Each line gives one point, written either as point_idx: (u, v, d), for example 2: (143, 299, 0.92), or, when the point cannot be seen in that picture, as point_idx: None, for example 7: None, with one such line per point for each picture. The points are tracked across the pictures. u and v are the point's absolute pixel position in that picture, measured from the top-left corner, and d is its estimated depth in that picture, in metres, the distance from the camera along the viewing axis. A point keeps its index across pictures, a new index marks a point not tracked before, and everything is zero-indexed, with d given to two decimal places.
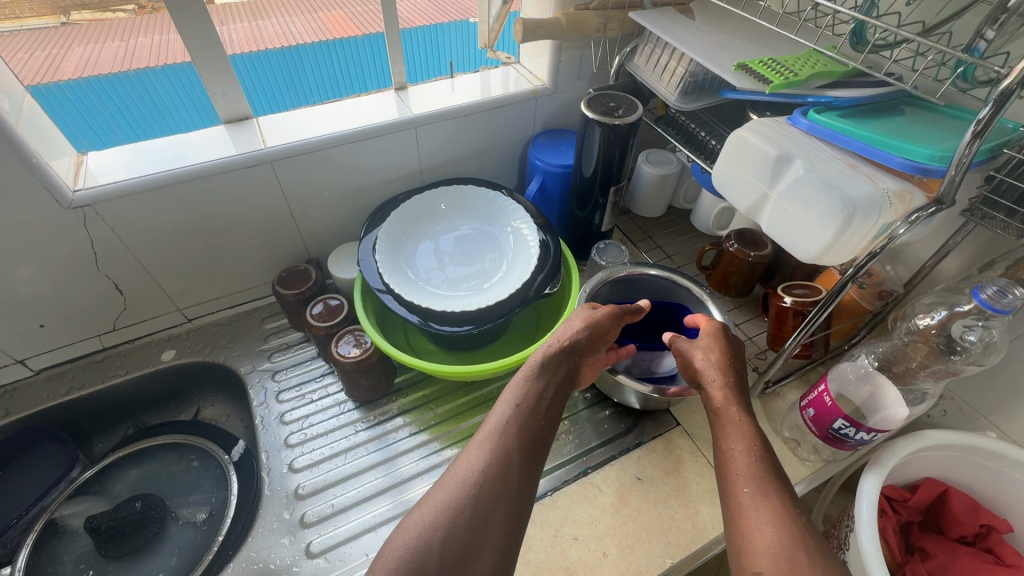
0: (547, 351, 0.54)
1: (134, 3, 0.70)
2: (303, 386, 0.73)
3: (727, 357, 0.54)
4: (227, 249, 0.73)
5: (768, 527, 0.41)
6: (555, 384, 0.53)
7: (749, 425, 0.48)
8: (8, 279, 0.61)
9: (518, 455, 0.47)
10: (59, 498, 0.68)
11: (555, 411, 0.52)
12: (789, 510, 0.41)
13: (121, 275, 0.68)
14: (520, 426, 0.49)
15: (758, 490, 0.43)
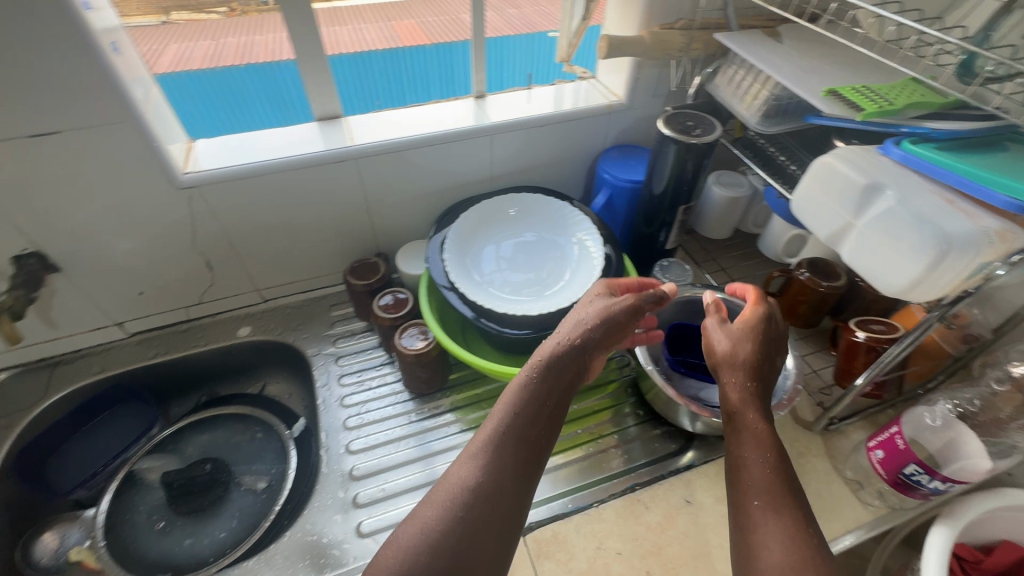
0: (553, 353, 0.53)
1: (226, 6, 0.74)
2: (364, 373, 0.77)
3: (753, 355, 0.51)
4: (307, 238, 0.78)
5: (776, 545, 0.41)
6: (561, 390, 0.52)
7: (769, 436, 0.46)
8: (120, 248, 0.68)
9: (512, 468, 0.47)
10: (139, 452, 0.75)
11: (558, 417, 0.52)
12: (804, 532, 0.41)
13: (212, 253, 0.74)
14: (518, 437, 0.49)
15: (768, 504, 0.43)
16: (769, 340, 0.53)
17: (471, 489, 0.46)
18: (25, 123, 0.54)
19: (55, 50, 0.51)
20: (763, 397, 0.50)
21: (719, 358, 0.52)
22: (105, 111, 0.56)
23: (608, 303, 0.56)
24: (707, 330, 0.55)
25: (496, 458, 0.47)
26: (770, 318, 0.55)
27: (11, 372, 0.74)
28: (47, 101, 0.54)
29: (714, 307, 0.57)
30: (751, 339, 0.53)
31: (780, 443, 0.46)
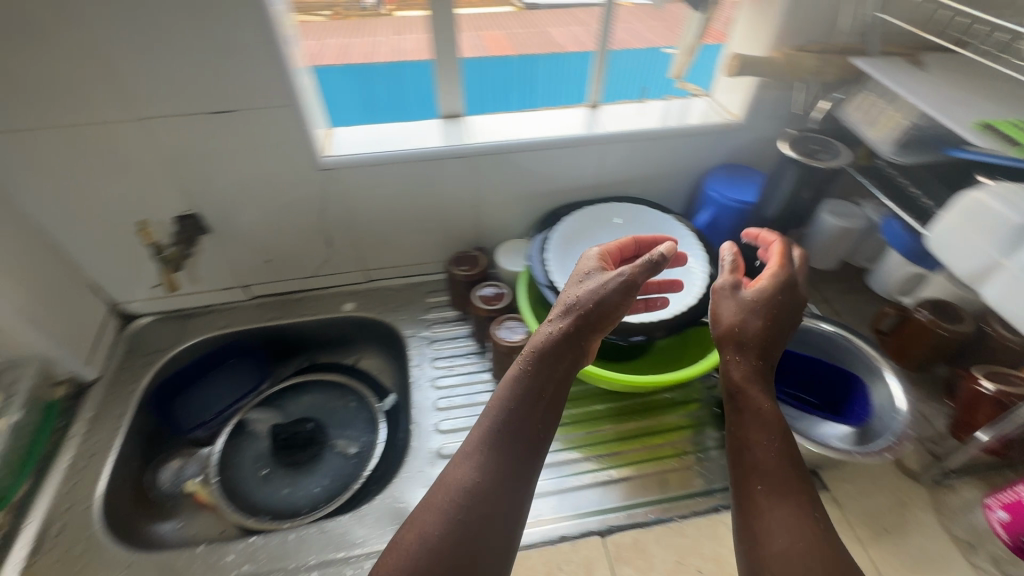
0: (544, 344, 0.54)
1: (330, 9, 0.71)
2: (455, 358, 0.80)
3: (755, 331, 0.55)
4: (417, 225, 0.83)
5: (781, 525, 0.46)
6: (558, 380, 0.53)
7: (774, 420, 0.51)
8: (260, 218, 0.76)
9: (510, 463, 0.49)
10: (250, 403, 0.82)
11: (557, 402, 0.53)
12: (807, 514, 0.47)
13: (334, 232, 0.80)
14: (515, 429, 0.51)
15: (771, 487, 0.48)
16: (774, 313, 0.56)
17: (474, 488, 0.48)
18: (208, 102, 0.62)
19: (247, 39, 0.58)
20: (761, 373, 0.54)
21: (722, 331, 0.56)
22: (274, 95, 0.62)
23: (601, 284, 0.56)
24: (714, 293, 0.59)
25: (493, 455, 0.50)
26: (776, 283, 0.57)
27: (154, 318, 0.85)
28: (230, 83, 0.61)
29: (730, 260, 0.60)
30: (755, 311, 0.56)
31: (782, 425, 0.51)
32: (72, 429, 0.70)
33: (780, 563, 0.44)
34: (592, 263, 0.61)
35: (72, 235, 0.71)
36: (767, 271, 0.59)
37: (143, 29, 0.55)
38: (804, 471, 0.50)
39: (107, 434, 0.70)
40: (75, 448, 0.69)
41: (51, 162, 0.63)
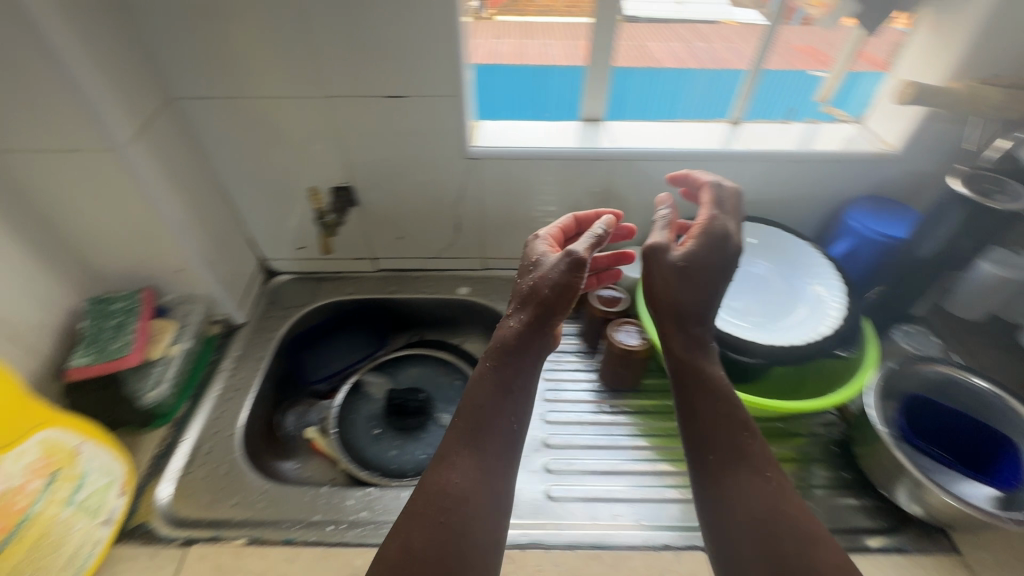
0: (506, 338, 0.57)
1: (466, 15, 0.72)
2: (564, 354, 0.82)
3: (692, 300, 0.57)
4: (540, 221, 0.86)
5: (734, 490, 0.48)
6: (524, 367, 0.56)
7: (714, 385, 0.54)
8: (404, 198, 0.81)
9: (479, 450, 0.50)
10: (364, 367, 0.88)
11: (526, 386, 0.56)
12: (762, 479, 0.48)
13: (465, 219, 0.85)
14: (479, 418, 0.52)
15: (721, 454, 0.50)
16: (704, 276, 0.58)
17: (450, 480, 0.48)
18: (388, 86, 0.67)
19: (437, 32, 0.62)
20: (694, 337, 0.57)
21: (660, 302, 0.58)
22: (446, 85, 0.67)
23: (550, 271, 0.59)
24: (650, 257, 0.59)
25: (462, 447, 0.51)
26: (705, 238, 0.59)
27: (291, 277, 0.93)
28: (410, 71, 0.66)
29: (662, 219, 0.63)
30: (691, 279, 0.58)
31: (722, 390, 0.54)
32: (222, 364, 0.79)
33: (747, 521, 0.46)
34: (541, 248, 0.65)
35: (244, 193, 0.80)
36: (699, 225, 0.61)
37: (348, 19, 0.61)
38: (753, 435, 0.51)
39: (249, 373, 0.78)
40: (224, 382, 0.77)
41: (245, 127, 0.71)
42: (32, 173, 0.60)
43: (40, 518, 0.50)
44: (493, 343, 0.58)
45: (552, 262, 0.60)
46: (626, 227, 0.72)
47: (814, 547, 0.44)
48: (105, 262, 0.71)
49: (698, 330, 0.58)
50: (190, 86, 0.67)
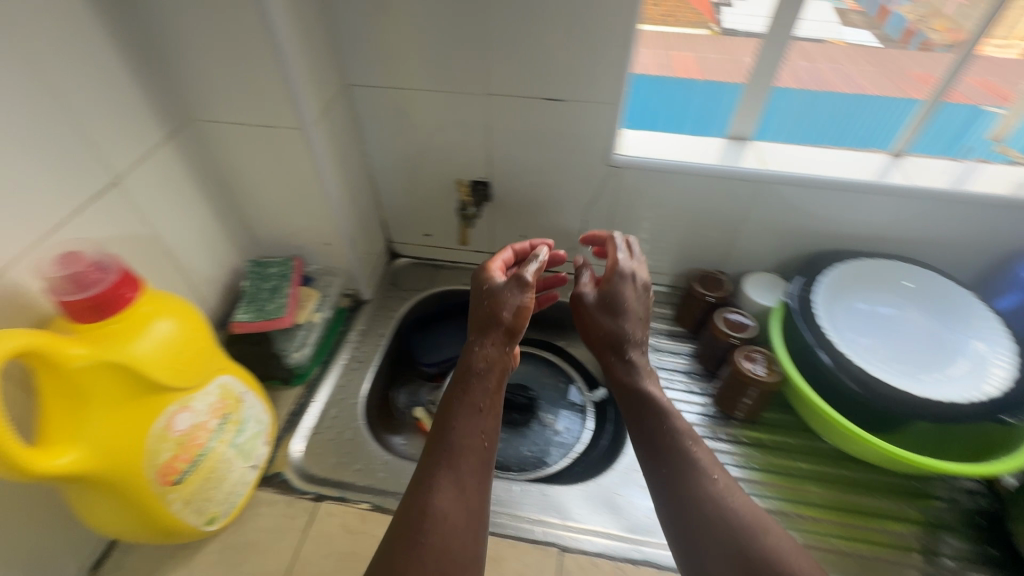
0: (463, 363, 0.57)
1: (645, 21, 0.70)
2: (678, 374, 0.81)
3: (625, 326, 0.60)
4: (666, 234, 0.85)
5: (688, 495, 0.50)
6: (487, 390, 0.56)
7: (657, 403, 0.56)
8: (537, 198, 0.83)
9: (453, 469, 0.50)
10: None
11: (488, 403, 0.55)
12: (711, 483, 0.50)
13: (591, 225, 0.85)
14: (446, 439, 0.52)
15: (678, 466, 0.51)
16: (628, 306, 0.61)
17: (423, 498, 0.48)
18: (549, 90, 0.69)
19: (610, 40, 0.63)
20: (630, 358, 0.59)
21: (596, 335, 0.61)
22: (606, 92, 0.67)
23: (506, 294, 0.60)
24: (576, 304, 0.64)
25: (433, 469, 0.50)
26: (624, 271, 0.63)
27: (411, 260, 0.97)
28: (575, 76, 0.67)
29: (583, 273, 0.67)
30: (619, 308, 0.61)
31: (666, 407, 0.56)
32: (348, 335, 0.84)
33: (723, 521, 0.47)
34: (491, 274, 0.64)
35: (388, 178, 0.84)
36: (614, 260, 0.64)
37: (526, 23, 0.63)
38: (698, 445, 0.53)
39: (372, 347, 0.83)
40: (349, 352, 0.81)
41: (404, 117, 0.75)
42: (226, 143, 0.66)
43: (213, 455, 0.55)
44: (458, 371, 0.57)
45: (501, 287, 0.61)
46: (557, 255, 0.74)
47: (768, 550, 0.45)
48: (265, 229, 0.77)
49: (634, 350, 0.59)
50: (364, 75, 0.71)
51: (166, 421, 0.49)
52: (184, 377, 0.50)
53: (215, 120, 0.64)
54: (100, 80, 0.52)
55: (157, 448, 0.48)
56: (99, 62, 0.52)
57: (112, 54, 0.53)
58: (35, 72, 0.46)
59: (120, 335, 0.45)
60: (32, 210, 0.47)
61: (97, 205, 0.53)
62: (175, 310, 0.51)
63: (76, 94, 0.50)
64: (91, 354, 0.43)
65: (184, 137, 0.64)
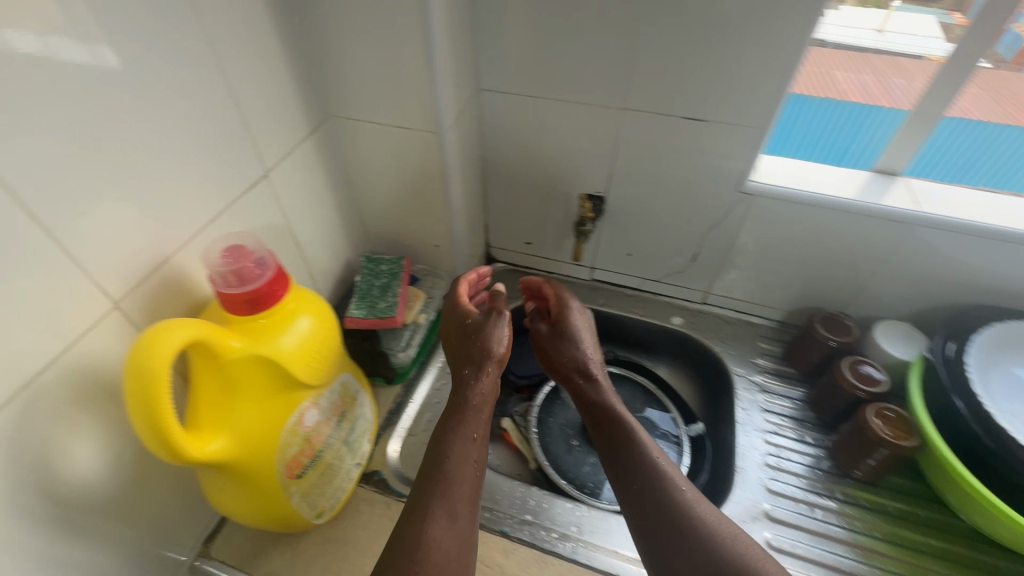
0: (455, 399, 0.61)
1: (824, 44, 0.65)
2: (789, 420, 0.75)
3: (579, 352, 0.65)
4: (787, 268, 0.79)
5: (656, 508, 0.50)
6: (481, 422, 0.59)
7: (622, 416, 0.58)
8: (652, 217, 0.80)
9: (448, 497, 0.51)
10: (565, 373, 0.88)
11: (479, 431, 0.58)
12: (679, 495, 0.50)
13: (706, 250, 0.81)
14: (438, 466, 0.54)
15: (647, 480, 0.52)
16: (578, 333, 0.66)
17: (418, 518, 0.49)
18: (691, 106, 0.65)
19: (771, 59, 0.59)
20: (594, 380, 0.62)
21: (558, 363, 0.66)
22: (754, 113, 0.63)
23: (485, 325, 0.64)
24: (537, 342, 0.69)
25: (427, 495, 0.51)
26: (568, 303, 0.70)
27: (506, 266, 0.96)
28: (723, 94, 0.63)
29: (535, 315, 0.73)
30: (570, 340, 0.66)
31: (630, 422, 0.57)
32: None
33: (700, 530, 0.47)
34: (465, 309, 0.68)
35: (500, 183, 0.84)
36: (558, 298, 0.71)
37: (681, 39, 0.60)
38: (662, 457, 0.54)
39: None
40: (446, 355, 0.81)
41: (529, 124, 0.74)
42: (359, 141, 0.67)
43: (329, 452, 0.55)
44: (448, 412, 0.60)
45: (482, 322, 0.65)
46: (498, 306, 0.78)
47: (743, 560, 0.44)
48: (380, 226, 0.78)
49: (591, 370, 0.63)
50: (497, 80, 0.70)
51: (297, 417, 0.49)
52: (317, 375, 0.50)
53: (354, 117, 0.64)
54: (266, 72, 0.53)
55: (287, 443, 0.49)
56: (267, 55, 0.53)
57: (278, 48, 0.54)
58: (218, 62, 0.47)
59: (268, 330, 0.46)
60: (200, 196, 0.49)
61: (249, 195, 0.54)
62: (314, 307, 0.51)
63: (245, 86, 0.51)
64: (246, 347, 0.44)
65: (323, 132, 0.65)
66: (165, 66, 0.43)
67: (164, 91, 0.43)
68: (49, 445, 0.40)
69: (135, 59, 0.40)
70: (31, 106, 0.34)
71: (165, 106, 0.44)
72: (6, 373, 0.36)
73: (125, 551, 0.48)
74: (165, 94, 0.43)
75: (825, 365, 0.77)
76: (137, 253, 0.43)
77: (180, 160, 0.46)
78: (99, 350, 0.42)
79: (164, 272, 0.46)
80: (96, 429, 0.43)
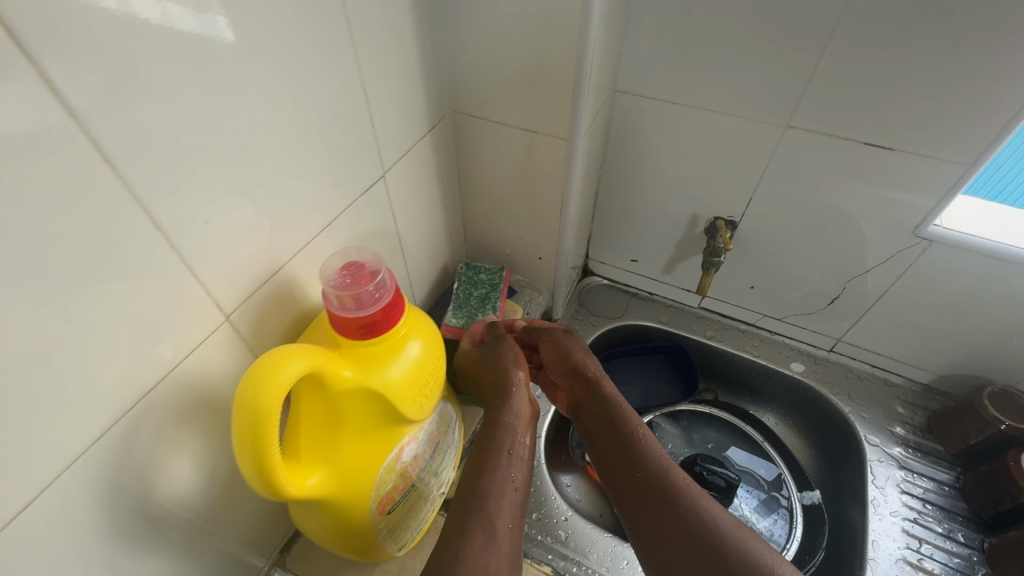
0: (488, 417, 0.53)
1: None
2: (931, 508, 0.64)
3: (585, 358, 0.62)
4: (952, 330, 0.67)
5: (689, 520, 0.46)
6: (518, 441, 0.51)
7: (637, 420, 0.55)
8: (790, 250, 0.70)
9: (485, 512, 0.44)
10: (659, 412, 0.78)
11: (524, 453, 0.50)
12: (678, 482, 0.49)
13: (849, 294, 0.70)
14: (472, 482, 0.46)
15: (647, 469, 0.51)
16: (576, 342, 0.65)
17: (452, 539, 0.42)
18: (876, 131, 0.55)
19: (1002, 83, 0.47)
20: (602, 383, 0.59)
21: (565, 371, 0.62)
22: (959, 145, 0.52)
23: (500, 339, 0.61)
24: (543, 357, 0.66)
25: (460, 517, 0.44)
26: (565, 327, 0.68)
27: (604, 281, 0.88)
28: (923, 121, 0.52)
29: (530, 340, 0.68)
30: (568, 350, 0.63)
31: (644, 431, 0.54)
32: None
33: (731, 536, 0.45)
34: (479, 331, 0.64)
35: (615, 194, 0.76)
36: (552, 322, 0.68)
37: (882, 51, 0.50)
38: (657, 445, 0.53)
39: None
40: None
41: (665, 133, 0.66)
42: (478, 140, 0.61)
43: (420, 485, 0.51)
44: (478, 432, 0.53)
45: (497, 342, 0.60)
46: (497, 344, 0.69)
47: (751, 546, 0.44)
48: (483, 229, 0.72)
49: (597, 372, 0.61)
50: (637, 81, 0.62)
51: (396, 453, 0.45)
52: (421, 409, 0.45)
53: (477, 114, 0.58)
54: (400, 63, 0.48)
55: (383, 479, 0.44)
56: (404, 44, 0.47)
57: (414, 34, 0.49)
58: (357, 50, 0.42)
59: (379, 358, 0.41)
60: (322, 199, 0.44)
61: (367, 197, 0.50)
62: (424, 332, 0.46)
63: (378, 79, 0.46)
64: (357, 378, 0.39)
65: (443, 128, 0.59)
66: (307, 55, 0.38)
67: (303, 83, 0.39)
68: (154, 460, 0.37)
69: (279, 46, 0.36)
70: (173, 99, 0.30)
71: (303, 99, 0.39)
72: (123, 385, 0.33)
73: (212, 563, 0.46)
74: (303, 86, 0.39)
75: (987, 449, 0.65)
76: (256, 260, 0.40)
77: (309, 159, 0.42)
78: (209, 363, 0.38)
79: (277, 280, 0.42)
80: (198, 443, 0.40)
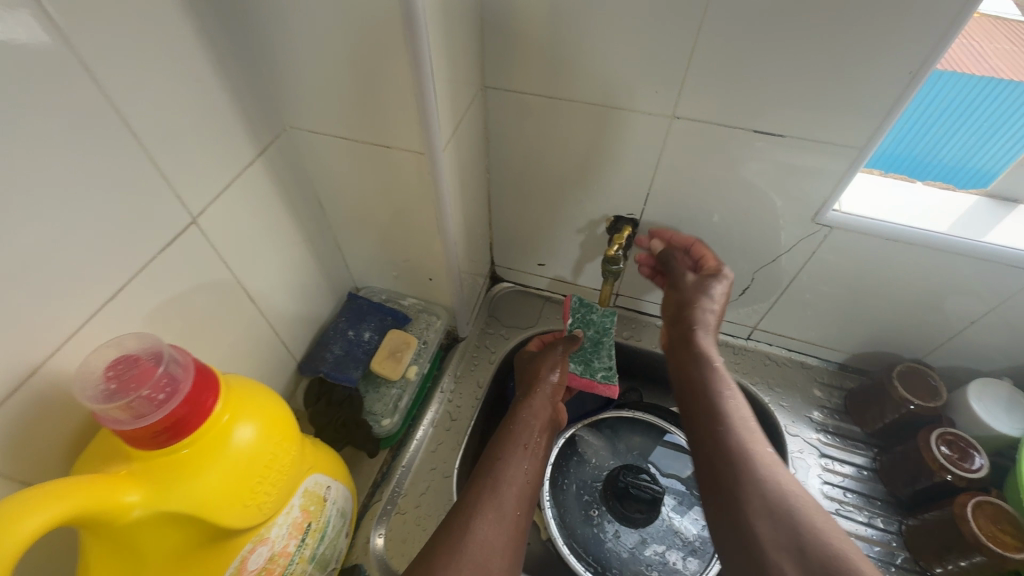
0: (507, 415, 0.59)
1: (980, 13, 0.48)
2: (852, 496, 0.64)
3: (703, 307, 0.56)
4: (859, 311, 0.65)
5: (748, 488, 0.42)
6: (535, 435, 0.57)
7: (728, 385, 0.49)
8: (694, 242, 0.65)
9: (496, 495, 0.49)
10: (580, 423, 0.73)
11: (537, 452, 0.55)
12: (759, 448, 0.44)
13: (759, 282, 0.67)
14: (490, 467, 0.52)
15: (728, 423, 0.46)
16: (704, 289, 0.57)
17: (463, 513, 0.47)
18: (765, 117, 0.50)
19: (885, 62, 0.44)
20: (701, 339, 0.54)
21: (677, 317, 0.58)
22: (848, 127, 0.49)
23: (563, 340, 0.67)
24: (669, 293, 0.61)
25: (476, 497, 0.49)
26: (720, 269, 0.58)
27: (513, 286, 0.82)
28: (810, 103, 0.48)
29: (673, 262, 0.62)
30: (701, 293, 0.57)
31: (727, 397, 0.48)
32: (441, 383, 0.69)
33: (782, 524, 0.39)
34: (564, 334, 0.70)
35: (509, 198, 0.69)
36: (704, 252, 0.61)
37: (763, 29, 0.45)
38: (748, 412, 0.47)
39: (469, 405, 0.68)
40: (441, 407, 0.67)
41: (548, 130, 0.59)
42: (328, 158, 0.52)
43: None
44: (506, 419, 0.59)
45: (559, 342, 0.66)
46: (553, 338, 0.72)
47: (815, 525, 0.39)
48: (362, 252, 0.64)
49: (705, 325, 0.55)
50: (507, 75, 0.55)
51: (237, 564, 0.38)
52: (263, 506, 0.38)
53: (319, 129, 0.49)
54: (189, 82, 0.38)
55: None
56: (188, 59, 0.38)
57: (205, 44, 0.39)
58: (107, 76, 0.33)
59: (188, 467, 0.33)
60: (92, 269, 0.35)
61: (170, 251, 0.40)
62: (258, 410, 0.37)
63: (156, 108, 0.36)
64: (152, 504, 0.32)
65: (278, 149, 0.50)
66: (12, 93, 0.28)
67: (20, 128, 0.29)
68: None
69: None
70: None
71: (28, 150, 0.30)
72: None
73: None
74: (21, 134, 0.29)
75: (899, 428, 0.64)
76: None
77: (55, 224, 0.32)
78: None
79: (35, 386, 0.33)
80: None
